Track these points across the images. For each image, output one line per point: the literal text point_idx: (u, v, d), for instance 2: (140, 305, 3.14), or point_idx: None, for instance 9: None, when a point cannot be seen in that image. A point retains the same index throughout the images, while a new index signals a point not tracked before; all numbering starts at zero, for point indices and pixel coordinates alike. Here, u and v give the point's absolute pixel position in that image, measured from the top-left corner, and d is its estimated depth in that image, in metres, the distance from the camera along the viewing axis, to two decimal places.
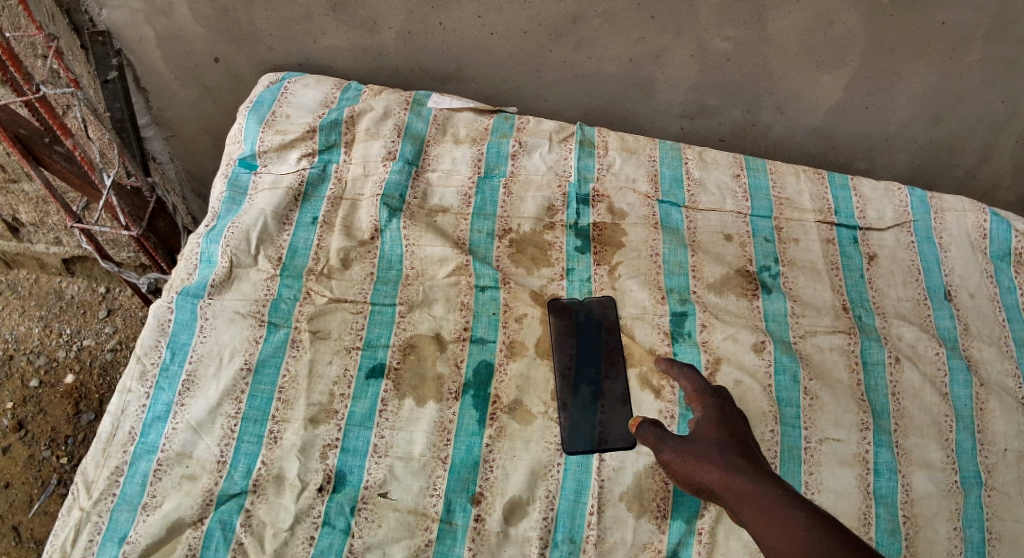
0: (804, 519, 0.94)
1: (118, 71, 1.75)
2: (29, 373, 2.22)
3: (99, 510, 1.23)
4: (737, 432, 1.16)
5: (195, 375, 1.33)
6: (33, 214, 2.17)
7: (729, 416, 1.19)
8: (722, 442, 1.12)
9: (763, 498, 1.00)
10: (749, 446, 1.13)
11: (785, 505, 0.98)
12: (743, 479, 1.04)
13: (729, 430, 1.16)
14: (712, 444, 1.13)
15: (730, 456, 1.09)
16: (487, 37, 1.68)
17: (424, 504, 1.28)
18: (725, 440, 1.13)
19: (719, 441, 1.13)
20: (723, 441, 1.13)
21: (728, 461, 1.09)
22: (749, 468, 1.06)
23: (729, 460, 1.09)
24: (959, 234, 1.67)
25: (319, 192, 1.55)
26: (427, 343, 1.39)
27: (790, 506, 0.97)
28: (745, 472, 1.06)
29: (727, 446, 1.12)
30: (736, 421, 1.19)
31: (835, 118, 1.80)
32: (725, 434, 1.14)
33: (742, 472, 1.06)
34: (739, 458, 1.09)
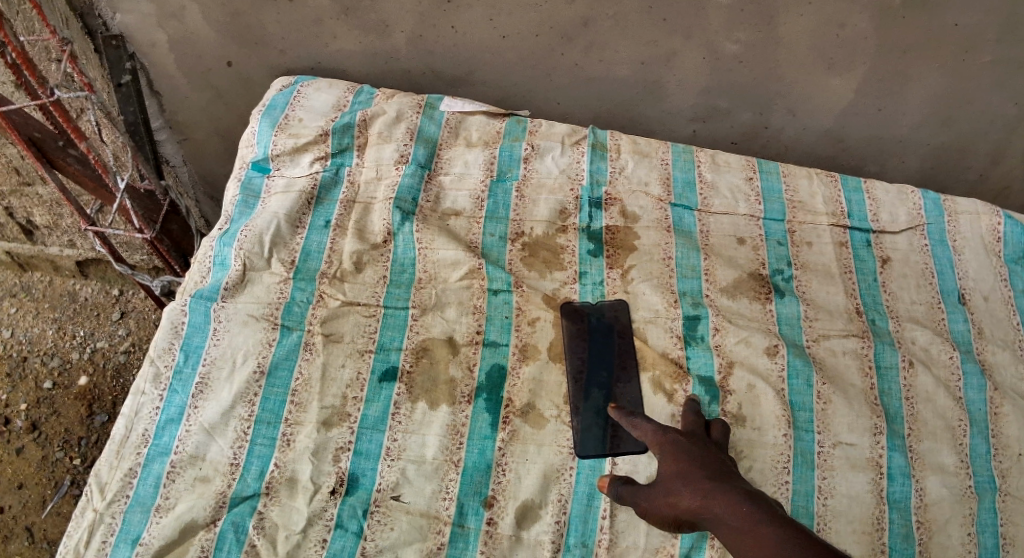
0: (781, 537, 0.97)
1: (131, 75, 1.77)
2: (42, 374, 2.24)
3: (113, 512, 1.24)
4: (696, 454, 1.16)
5: (208, 378, 1.34)
6: (47, 217, 2.18)
7: (684, 440, 1.19)
8: (687, 472, 1.13)
9: (739, 522, 1.02)
10: (713, 465, 1.14)
11: (761, 523, 1.00)
12: (717, 505, 1.06)
13: (687, 456, 1.16)
14: (677, 478, 1.13)
15: (696, 485, 1.10)
16: (497, 40, 1.68)
17: (437, 507, 1.28)
18: (687, 469, 1.14)
19: (682, 473, 1.14)
20: (687, 469, 1.14)
21: (699, 489, 1.10)
22: (718, 492, 1.08)
23: (699, 488, 1.10)
24: (973, 237, 1.66)
25: (332, 195, 1.56)
26: (439, 346, 1.40)
27: (769, 524, 0.99)
28: (717, 497, 1.07)
29: (690, 476, 1.12)
30: (693, 443, 1.19)
31: (848, 120, 1.79)
32: (685, 461, 1.15)
33: (713, 497, 1.07)
34: (706, 483, 1.10)
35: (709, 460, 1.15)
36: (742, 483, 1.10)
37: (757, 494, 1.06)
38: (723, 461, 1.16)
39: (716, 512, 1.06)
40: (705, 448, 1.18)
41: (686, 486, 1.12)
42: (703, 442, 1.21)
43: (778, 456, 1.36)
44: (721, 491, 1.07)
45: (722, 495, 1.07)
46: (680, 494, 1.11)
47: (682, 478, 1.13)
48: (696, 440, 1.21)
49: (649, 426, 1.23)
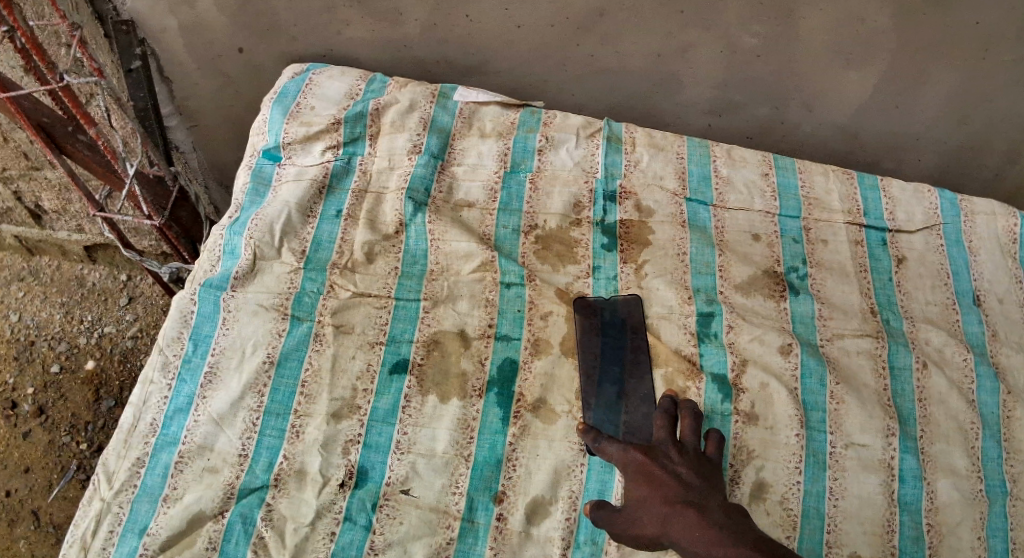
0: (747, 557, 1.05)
1: (141, 61, 1.74)
2: (50, 359, 2.22)
3: (120, 501, 1.23)
4: (657, 475, 1.21)
5: (217, 368, 1.32)
6: (55, 201, 2.17)
7: (645, 461, 1.24)
8: (650, 497, 1.19)
9: (702, 548, 1.10)
10: (675, 485, 1.19)
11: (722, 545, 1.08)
12: (682, 532, 1.13)
13: (650, 480, 1.21)
14: (639, 504, 1.20)
15: (656, 511, 1.17)
16: (512, 30, 1.66)
17: (446, 501, 1.27)
18: (649, 495, 1.20)
19: (646, 498, 1.19)
20: (650, 493, 1.19)
21: (659, 516, 1.16)
22: (681, 518, 1.14)
23: (659, 514, 1.17)
24: (990, 238, 1.65)
25: (343, 184, 1.54)
26: (451, 339, 1.38)
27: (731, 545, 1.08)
28: (676, 521, 1.14)
29: (650, 501, 1.19)
30: (654, 462, 1.23)
31: (864, 118, 1.77)
32: (648, 487, 1.20)
33: (677, 524, 1.14)
34: (665, 507, 1.16)
35: (670, 479, 1.20)
36: (704, 497, 1.17)
37: (717, 513, 1.14)
38: (685, 474, 1.21)
39: (682, 539, 1.12)
40: (666, 466, 1.23)
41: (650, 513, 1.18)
42: (663, 454, 1.25)
43: (790, 456, 1.35)
44: (685, 516, 1.14)
45: (683, 518, 1.14)
46: (647, 522, 1.18)
47: (645, 504, 1.19)
48: (658, 457, 1.24)
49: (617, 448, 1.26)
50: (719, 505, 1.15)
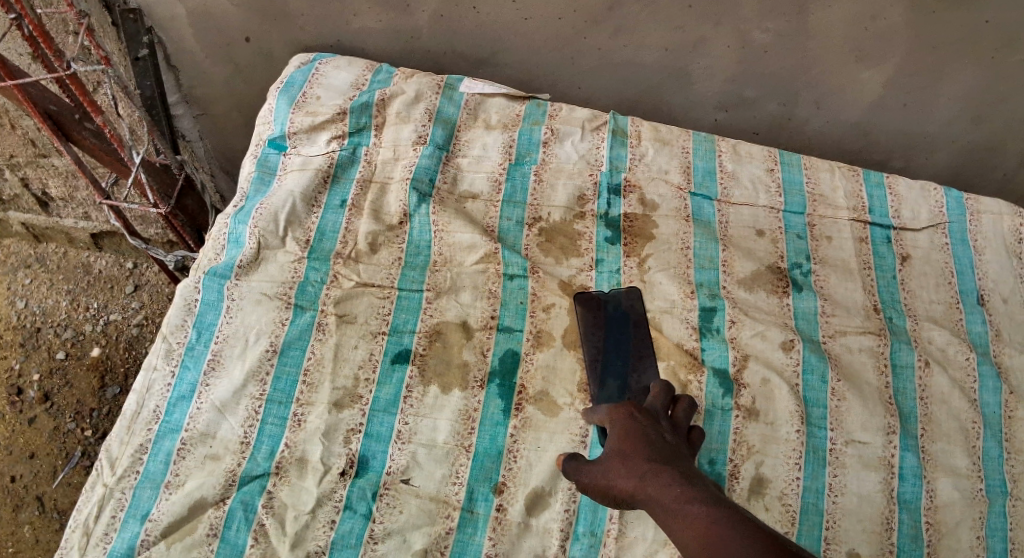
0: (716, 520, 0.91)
1: (149, 49, 1.75)
2: (56, 345, 2.24)
3: (123, 487, 1.23)
4: (645, 431, 1.10)
5: (220, 356, 1.33)
6: (62, 189, 2.17)
7: (638, 420, 1.12)
8: (632, 448, 1.07)
9: (676, 502, 0.96)
10: (662, 448, 1.07)
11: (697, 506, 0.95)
12: (653, 486, 1.00)
13: (634, 435, 1.10)
14: (618, 458, 1.07)
15: (633, 465, 1.04)
16: (521, 22, 1.66)
17: (446, 491, 1.27)
18: (630, 450, 1.07)
19: (625, 449, 1.08)
20: (631, 446, 1.08)
21: (635, 470, 1.04)
22: (658, 471, 1.02)
23: (637, 467, 1.04)
24: (995, 237, 1.64)
25: (348, 174, 1.54)
26: (453, 329, 1.38)
27: (700, 507, 0.94)
28: (652, 477, 1.01)
29: (629, 455, 1.06)
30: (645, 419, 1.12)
31: (878, 113, 1.76)
32: (631, 444, 1.08)
33: (649, 478, 1.01)
34: (644, 464, 1.04)
35: (657, 438, 1.08)
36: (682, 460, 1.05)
37: (696, 479, 1.01)
38: (671, 440, 1.10)
39: (653, 492, 0.99)
40: (657, 427, 1.11)
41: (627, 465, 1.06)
42: (655, 419, 1.13)
43: (790, 452, 1.35)
44: (663, 471, 1.02)
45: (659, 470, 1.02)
46: (620, 472, 1.05)
47: (623, 454, 1.07)
48: (650, 419, 1.13)
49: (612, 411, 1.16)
50: (697, 475, 1.02)
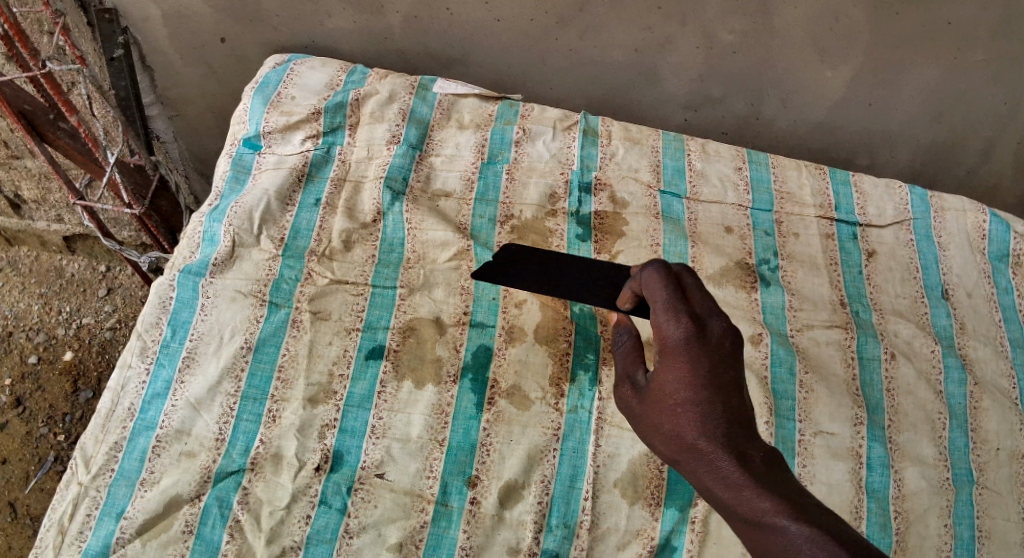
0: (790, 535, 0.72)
1: (124, 49, 1.74)
2: (27, 350, 2.23)
3: (98, 485, 1.24)
4: (699, 371, 0.81)
5: (195, 353, 1.34)
6: (35, 191, 2.16)
7: (686, 350, 0.82)
8: (677, 400, 0.81)
9: (734, 503, 0.76)
10: (716, 406, 0.80)
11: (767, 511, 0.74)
12: (703, 472, 0.79)
13: (684, 381, 0.81)
14: (661, 416, 0.83)
15: (678, 436, 0.81)
16: (492, 23, 1.68)
17: (420, 485, 1.29)
18: (677, 409, 0.81)
19: (665, 393, 0.83)
20: (673, 396, 0.82)
21: (682, 443, 0.81)
22: (711, 458, 0.78)
23: (685, 439, 0.80)
24: (959, 233, 1.69)
25: (322, 173, 1.56)
26: (427, 325, 1.40)
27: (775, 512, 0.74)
28: (706, 460, 0.79)
29: (675, 417, 0.81)
30: (701, 349, 0.82)
31: (840, 113, 1.81)
32: (679, 396, 0.81)
33: (700, 460, 0.79)
34: (693, 438, 0.79)
35: (708, 387, 0.81)
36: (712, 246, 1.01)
37: (762, 472, 0.78)
38: (730, 374, 0.82)
39: (707, 479, 0.79)
40: (715, 364, 0.82)
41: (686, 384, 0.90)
42: (715, 340, 0.83)
43: None
44: (716, 454, 0.78)
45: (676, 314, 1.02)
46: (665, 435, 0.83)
47: (671, 407, 0.82)
48: (706, 348, 0.83)
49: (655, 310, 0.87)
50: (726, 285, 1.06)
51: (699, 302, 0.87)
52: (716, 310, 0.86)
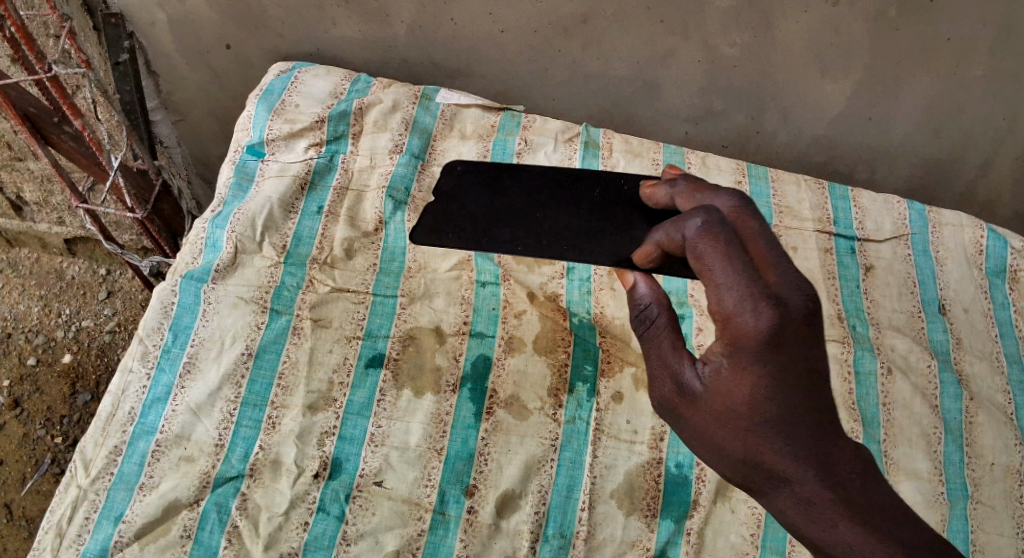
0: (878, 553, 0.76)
1: (129, 54, 1.76)
2: (27, 351, 2.23)
3: (97, 489, 1.25)
4: (777, 381, 0.79)
5: (196, 358, 1.35)
6: (37, 193, 2.17)
7: (766, 355, 0.79)
8: (757, 421, 0.80)
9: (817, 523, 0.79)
10: (796, 426, 0.80)
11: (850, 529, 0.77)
12: (783, 493, 0.80)
13: (765, 402, 0.79)
14: (737, 436, 0.81)
15: (759, 458, 0.80)
16: (496, 34, 1.69)
17: (419, 494, 1.30)
18: (757, 431, 0.80)
19: (734, 411, 0.81)
20: (746, 415, 0.80)
21: (762, 464, 0.80)
22: (793, 481, 0.79)
23: (765, 462, 0.80)
24: (956, 248, 1.70)
25: (325, 181, 1.57)
26: (427, 334, 1.41)
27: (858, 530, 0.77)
28: (788, 484, 0.79)
29: (755, 439, 0.80)
30: (780, 359, 0.80)
31: (840, 128, 1.82)
32: (759, 417, 0.80)
33: (781, 481, 0.80)
34: (775, 461, 0.79)
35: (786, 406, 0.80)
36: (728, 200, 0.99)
37: (846, 483, 0.79)
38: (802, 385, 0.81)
39: (786, 498, 0.80)
40: (791, 376, 0.80)
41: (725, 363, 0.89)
42: (798, 322, 0.81)
43: None
44: (799, 476, 0.79)
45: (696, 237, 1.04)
46: (738, 461, 0.81)
47: (747, 425, 0.80)
48: (784, 356, 0.80)
49: (728, 301, 0.79)
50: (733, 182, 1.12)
51: (763, 271, 0.82)
52: (786, 290, 0.82)
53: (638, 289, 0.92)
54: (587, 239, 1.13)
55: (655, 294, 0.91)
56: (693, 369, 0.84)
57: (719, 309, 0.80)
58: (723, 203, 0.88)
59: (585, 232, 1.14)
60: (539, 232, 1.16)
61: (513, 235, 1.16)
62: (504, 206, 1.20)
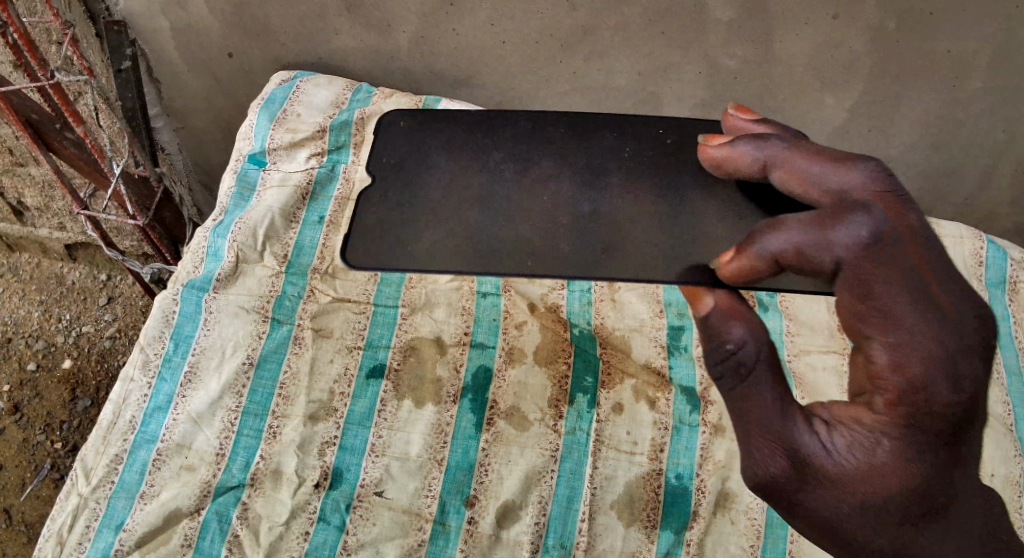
0: None
1: (132, 61, 1.76)
2: (27, 356, 2.24)
3: (97, 497, 1.24)
4: (936, 459, 0.73)
5: (197, 368, 1.35)
6: (38, 199, 2.17)
7: (931, 434, 0.72)
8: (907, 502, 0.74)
9: None
10: (943, 500, 0.75)
11: None
12: None
13: (920, 482, 0.74)
14: (884, 514, 0.75)
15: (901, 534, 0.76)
16: (498, 46, 1.69)
17: (419, 504, 1.30)
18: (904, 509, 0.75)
19: (885, 490, 0.75)
20: (889, 496, 0.75)
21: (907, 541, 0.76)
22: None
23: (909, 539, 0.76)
24: (957, 260, 1.70)
25: (326, 191, 1.59)
26: (427, 345, 1.42)
27: None
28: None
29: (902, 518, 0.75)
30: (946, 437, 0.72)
31: (840, 140, 1.82)
32: (910, 496, 0.74)
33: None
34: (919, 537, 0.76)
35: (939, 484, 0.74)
36: (733, 192, 0.97)
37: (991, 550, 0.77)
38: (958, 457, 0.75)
39: None
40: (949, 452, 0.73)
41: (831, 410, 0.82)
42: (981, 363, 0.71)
43: None
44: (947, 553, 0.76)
45: (705, 207, 0.98)
46: (866, 548, 0.77)
47: (897, 505, 0.75)
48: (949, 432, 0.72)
49: (908, 362, 0.69)
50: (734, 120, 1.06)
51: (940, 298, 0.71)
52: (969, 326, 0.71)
53: (728, 324, 0.77)
54: (615, 234, 0.97)
55: (752, 334, 0.77)
56: (813, 434, 0.76)
57: (889, 383, 0.71)
58: (862, 184, 0.78)
59: (615, 231, 0.97)
60: (565, 224, 0.97)
61: (536, 233, 0.96)
62: (500, 188, 1.01)
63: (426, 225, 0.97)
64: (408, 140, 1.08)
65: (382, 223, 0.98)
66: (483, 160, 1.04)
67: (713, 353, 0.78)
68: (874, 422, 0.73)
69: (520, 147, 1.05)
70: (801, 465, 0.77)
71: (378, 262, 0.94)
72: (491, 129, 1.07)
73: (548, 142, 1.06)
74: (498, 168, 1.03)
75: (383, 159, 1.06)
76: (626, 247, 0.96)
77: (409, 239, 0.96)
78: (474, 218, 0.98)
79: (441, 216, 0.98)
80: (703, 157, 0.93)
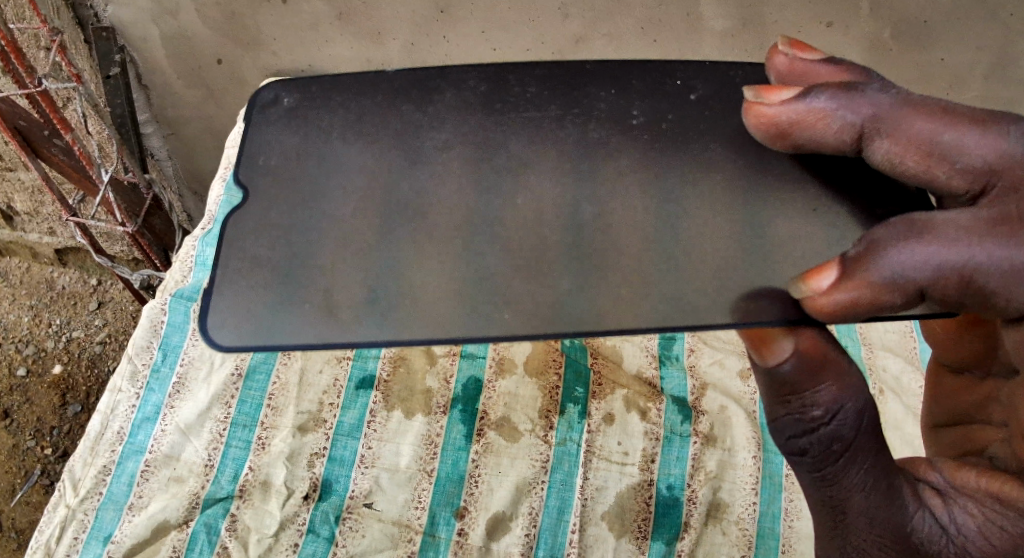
0: None
1: (120, 68, 1.75)
2: (16, 361, 2.22)
3: (85, 508, 1.22)
4: None
5: (185, 379, 1.35)
6: (27, 203, 2.15)
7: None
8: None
9: None
10: None
11: None
12: None
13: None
14: None
15: None
16: (489, 53, 1.68)
17: (409, 516, 1.29)
18: None
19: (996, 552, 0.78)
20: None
21: None
22: None
23: None
24: None
25: None
26: (417, 356, 1.44)
27: None
28: None
29: None
30: None
31: None
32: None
33: None
34: None
35: None
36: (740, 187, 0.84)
37: None
38: None
39: None
40: None
41: (938, 463, 0.86)
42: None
43: (746, 477, 1.36)
44: None
45: (704, 210, 0.83)
46: None
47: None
48: None
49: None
50: (743, 75, 0.90)
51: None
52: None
53: (817, 385, 0.77)
54: (603, 262, 0.79)
55: (844, 395, 0.77)
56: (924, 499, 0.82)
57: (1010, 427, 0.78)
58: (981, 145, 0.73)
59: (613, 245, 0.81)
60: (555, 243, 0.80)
61: (511, 266, 0.79)
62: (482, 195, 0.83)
63: (394, 249, 0.81)
64: (301, 123, 0.89)
65: (247, 297, 0.79)
66: (409, 155, 0.86)
67: (798, 416, 0.79)
68: (980, 485, 0.81)
69: (491, 116, 0.88)
70: (909, 535, 0.80)
71: (252, 336, 0.77)
72: (459, 104, 0.89)
73: (506, 113, 0.88)
74: (429, 166, 0.86)
75: (318, 156, 0.87)
76: (614, 268, 0.79)
77: (370, 284, 0.79)
78: (457, 243, 0.81)
79: (350, 246, 0.81)
80: (761, 118, 0.81)
